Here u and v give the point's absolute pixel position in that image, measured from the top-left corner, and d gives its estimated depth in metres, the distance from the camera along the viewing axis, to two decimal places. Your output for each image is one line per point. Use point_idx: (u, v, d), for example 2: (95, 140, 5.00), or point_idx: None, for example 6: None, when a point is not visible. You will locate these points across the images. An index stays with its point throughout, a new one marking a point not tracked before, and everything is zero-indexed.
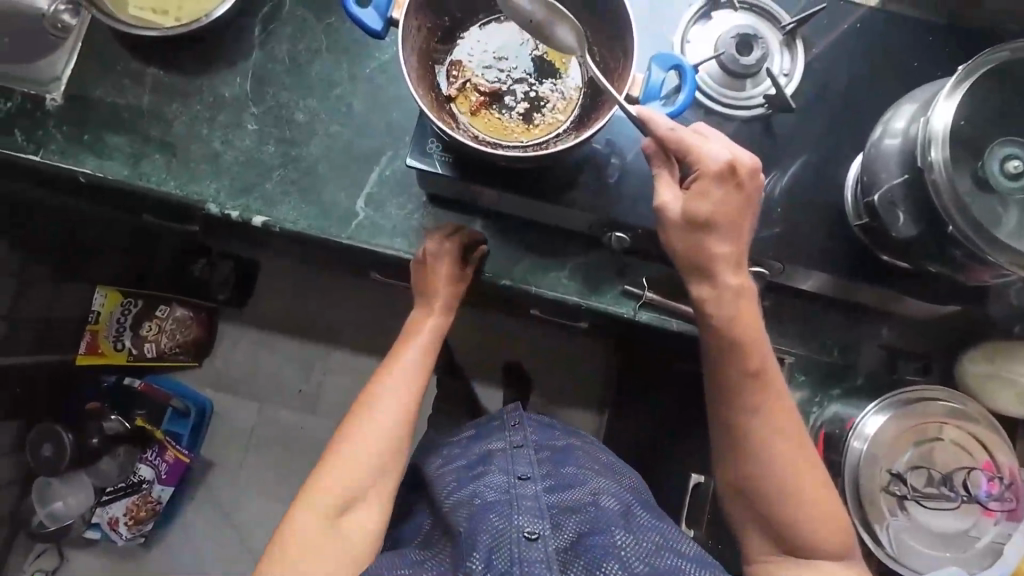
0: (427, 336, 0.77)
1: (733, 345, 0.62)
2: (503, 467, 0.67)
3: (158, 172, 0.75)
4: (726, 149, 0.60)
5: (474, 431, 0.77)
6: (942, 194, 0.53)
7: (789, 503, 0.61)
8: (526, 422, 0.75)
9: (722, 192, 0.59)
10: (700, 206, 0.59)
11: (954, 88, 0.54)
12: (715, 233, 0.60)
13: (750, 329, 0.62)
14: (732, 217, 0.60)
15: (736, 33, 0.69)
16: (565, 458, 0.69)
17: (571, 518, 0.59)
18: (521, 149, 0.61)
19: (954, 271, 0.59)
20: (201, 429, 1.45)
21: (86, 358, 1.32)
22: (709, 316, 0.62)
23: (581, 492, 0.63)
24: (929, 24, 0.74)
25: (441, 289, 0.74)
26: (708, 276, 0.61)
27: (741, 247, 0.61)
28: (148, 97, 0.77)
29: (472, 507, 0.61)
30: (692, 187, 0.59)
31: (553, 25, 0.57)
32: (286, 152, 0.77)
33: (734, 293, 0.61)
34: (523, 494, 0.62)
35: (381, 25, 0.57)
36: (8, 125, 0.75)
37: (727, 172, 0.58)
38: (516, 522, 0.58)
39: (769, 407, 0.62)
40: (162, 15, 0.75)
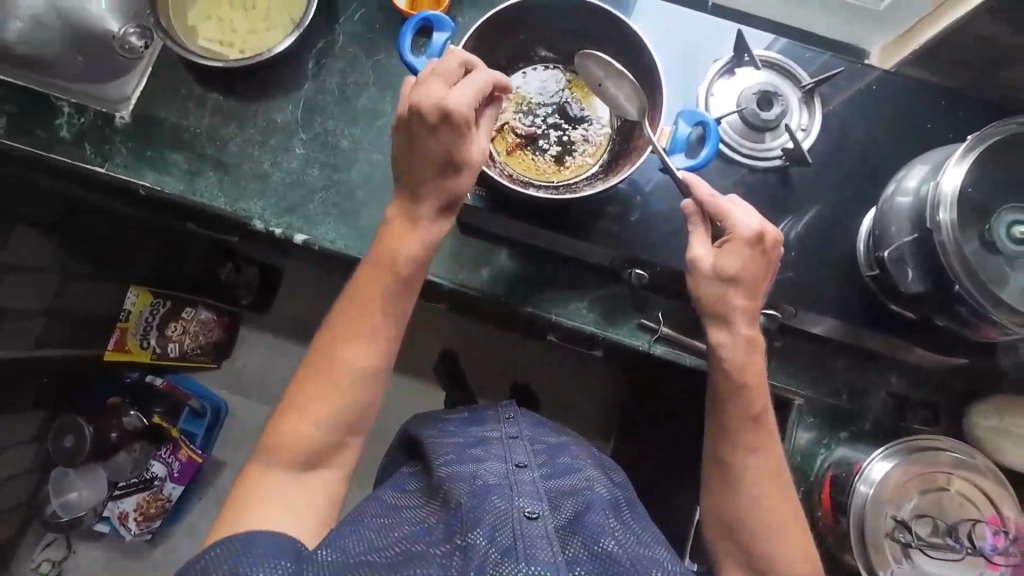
0: (406, 254, 0.63)
1: (741, 388, 0.64)
2: (501, 455, 0.65)
3: (210, 189, 0.81)
4: (755, 218, 0.64)
5: (468, 413, 0.76)
6: (949, 253, 0.56)
7: (769, 530, 0.62)
8: (519, 417, 0.74)
9: (749, 256, 0.62)
10: (729, 262, 0.63)
11: (963, 155, 0.57)
12: (737, 288, 0.63)
13: (753, 375, 0.64)
14: (755, 276, 0.63)
15: (757, 89, 0.74)
16: (559, 450, 0.69)
17: (567, 502, 0.59)
18: (552, 190, 0.66)
19: (960, 325, 0.61)
20: (214, 430, 1.49)
21: (113, 354, 1.32)
22: (720, 353, 0.64)
23: (575, 479, 0.64)
24: (942, 90, 0.78)
25: (428, 170, 0.60)
26: (726, 323, 0.64)
27: (756, 305, 0.64)
28: (208, 119, 0.84)
29: (472, 485, 0.59)
30: (725, 246, 0.63)
31: (615, 93, 0.64)
32: (329, 176, 0.82)
33: (746, 344, 0.64)
34: (521, 479, 0.61)
35: None
36: (80, 138, 0.82)
37: (756, 242, 0.62)
38: (518, 502, 0.57)
39: (767, 447, 0.65)
40: (227, 47, 0.82)
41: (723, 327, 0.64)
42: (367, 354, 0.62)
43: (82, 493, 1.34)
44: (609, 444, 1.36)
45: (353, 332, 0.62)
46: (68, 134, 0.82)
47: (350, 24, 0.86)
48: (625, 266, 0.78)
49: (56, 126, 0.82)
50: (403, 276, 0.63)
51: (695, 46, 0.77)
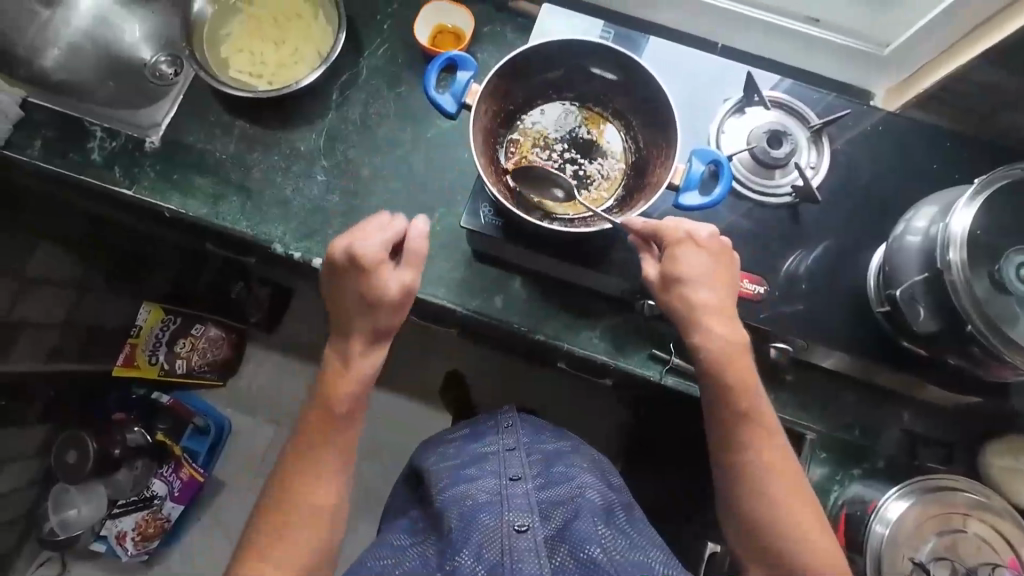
0: (351, 391, 0.69)
1: (726, 384, 0.64)
2: (496, 469, 0.69)
3: (234, 212, 0.84)
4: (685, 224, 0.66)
5: (468, 429, 0.80)
6: (962, 295, 0.57)
7: (790, 535, 0.60)
8: (517, 424, 0.76)
9: (696, 256, 0.65)
10: (678, 267, 0.64)
11: (973, 196, 0.59)
12: (693, 284, 0.64)
13: (743, 371, 0.64)
14: (711, 274, 0.65)
15: (767, 128, 0.76)
16: (556, 459, 0.72)
17: (558, 511, 0.63)
18: (567, 223, 0.68)
19: (973, 364, 0.61)
20: (217, 449, 1.48)
21: (121, 371, 1.34)
22: (706, 351, 0.64)
23: (568, 487, 0.66)
24: (947, 131, 0.80)
25: (355, 308, 0.68)
26: (696, 325, 0.65)
27: (726, 297, 0.65)
28: (234, 145, 0.87)
29: (463, 507, 0.63)
30: (666, 256, 0.65)
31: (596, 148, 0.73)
32: (349, 202, 0.85)
33: (725, 340, 0.64)
34: (514, 493, 0.65)
35: (455, 107, 0.65)
36: (110, 162, 0.85)
37: (689, 244, 0.64)
38: (508, 517, 0.61)
39: (763, 443, 0.63)
40: (257, 78, 0.86)
41: (700, 331, 0.64)
42: (328, 490, 0.66)
43: (81, 511, 1.33)
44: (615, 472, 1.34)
45: (303, 471, 0.66)
46: (99, 157, 0.85)
47: (374, 59, 0.90)
48: (637, 297, 0.77)
49: (88, 150, 0.86)
50: (351, 410, 0.69)
51: (704, 86, 0.80)
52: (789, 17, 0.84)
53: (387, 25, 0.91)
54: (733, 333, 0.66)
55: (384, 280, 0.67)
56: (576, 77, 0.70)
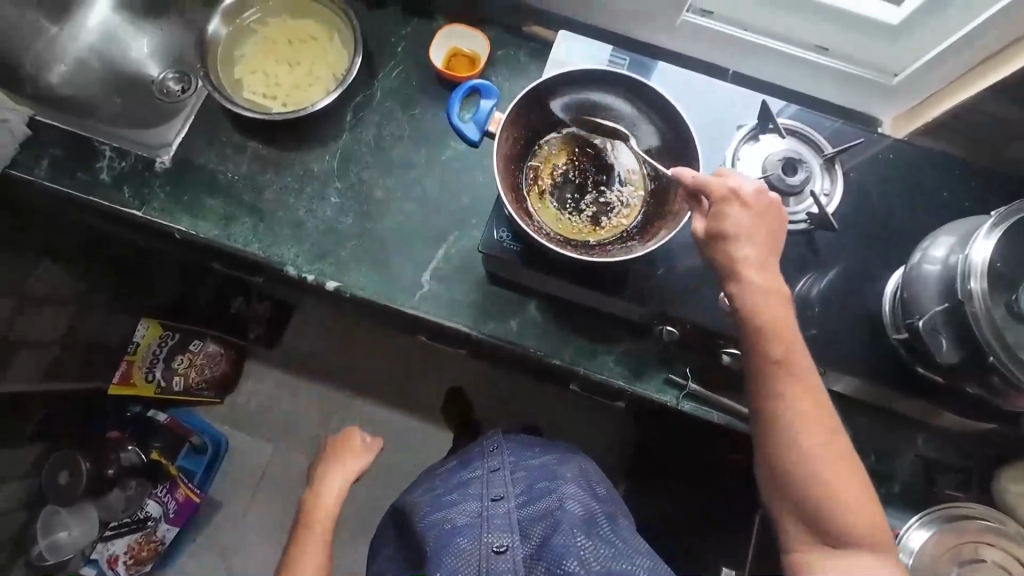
0: (319, 520, 0.96)
1: (764, 341, 0.58)
2: (479, 492, 0.79)
3: (245, 234, 0.83)
4: (732, 178, 0.61)
5: (456, 461, 0.92)
6: (983, 324, 0.58)
7: (829, 500, 0.56)
8: (500, 449, 0.88)
9: (740, 211, 0.59)
10: (721, 224, 0.59)
11: (992, 228, 0.60)
12: (735, 239, 0.59)
13: (787, 329, 0.58)
14: (754, 225, 0.59)
15: (783, 155, 0.76)
16: (538, 475, 0.81)
17: (538, 527, 0.72)
18: (589, 252, 0.68)
19: (993, 394, 0.62)
20: (214, 467, 1.46)
21: (117, 389, 1.31)
22: (745, 306, 0.58)
23: (549, 500, 0.74)
24: (956, 159, 0.81)
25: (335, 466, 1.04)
26: (735, 280, 0.59)
27: (767, 249, 0.59)
28: (246, 166, 0.86)
29: (442, 530, 0.75)
30: (711, 212, 0.60)
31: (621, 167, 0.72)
32: (363, 225, 0.84)
33: (764, 293, 0.58)
34: (496, 512, 0.75)
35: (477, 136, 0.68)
36: (119, 181, 0.84)
37: (735, 202, 0.59)
38: (487, 539, 0.71)
39: (807, 404, 0.57)
40: (271, 99, 0.86)
41: (740, 288, 0.58)
42: None
43: (72, 533, 1.23)
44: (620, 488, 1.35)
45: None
46: (108, 177, 0.84)
47: (388, 80, 0.90)
48: (655, 322, 0.77)
49: (97, 170, 0.84)
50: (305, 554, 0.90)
51: (715, 118, 0.82)
52: (798, 46, 0.86)
53: (401, 47, 0.90)
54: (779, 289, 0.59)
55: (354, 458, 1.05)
56: (593, 108, 0.71)
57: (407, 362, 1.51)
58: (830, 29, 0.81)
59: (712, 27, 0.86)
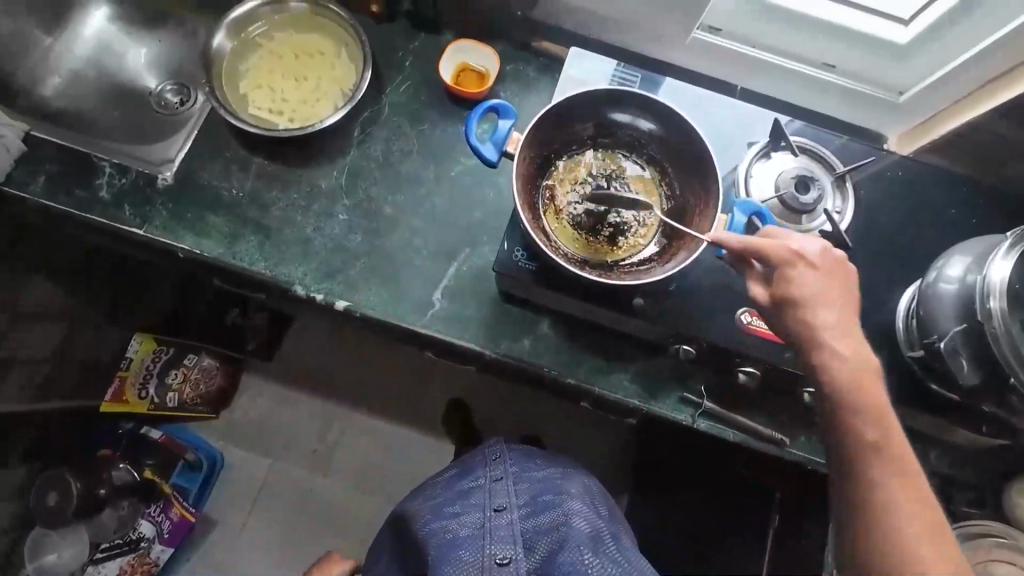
0: None
1: (853, 409, 0.56)
2: (481, 503, 0.78)
3: (251, 252, 0.81)
4: (794, 239, 0.61)
5: (458, 469, 0.89)
6: (1003, 343, 0.58)
7: None
8: (504, 457, 0.86)
9: (813, 273, 0.59)
10: (790, 288, 0.58)
11: (1009, 249, 0.60)
12: (810, 302, 0.58)
13: (873, 396, 0.56)
14: (826, 288, 0.59)
15: (795, 173, 0.77)
16: (542, 488, 0.80)
17: (543, 541, 0.71)
18: (606, 273, 0.67)
19: (1009, 413, 0.62)
20: (210, 482, 1.39)
21: (109, 407, 1.25)
22: (826, 371, 0.57)
23: (555, 514, 0.73)
24: (962, 176, 0.82)
25: None
26: (815, 346, 0.58)
27: (844, 314, 0.59)
28: (251, 183, 0.84)
29: (443, 539, 0.74)
30: (778, 276, 0.59)
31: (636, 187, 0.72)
32: (372, 242, 0.83)
33: (845, 359, 0.57)
34: (499, 523, 0.74)
35: (497, 156, 0.68)
36: (120, 199, 0.81)
37: (803, 264, 0.59)
38: (490, 550, 0.70)
39: (903, 480, 0.53)
40: (277, 115, 0.84)
41: (823, 354, 0.57)
42: None
43: (61, 555, 1.19)
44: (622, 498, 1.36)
45: None
46: (107, 195, 0.81)
47: (395, 95, 0.88)
48: (671, 341, 0.76)
49: (96, 187, 0.82)
50: None
51: (726, 134, 0.82)
52: (806, 63, 0.86)
53: (408, 62, 0.89)
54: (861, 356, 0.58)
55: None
56: (609, 127, 0.71)
57: (408, 376, 1.48)
58: (838, 48, 0.82)
59: (722, 45, 0.86)
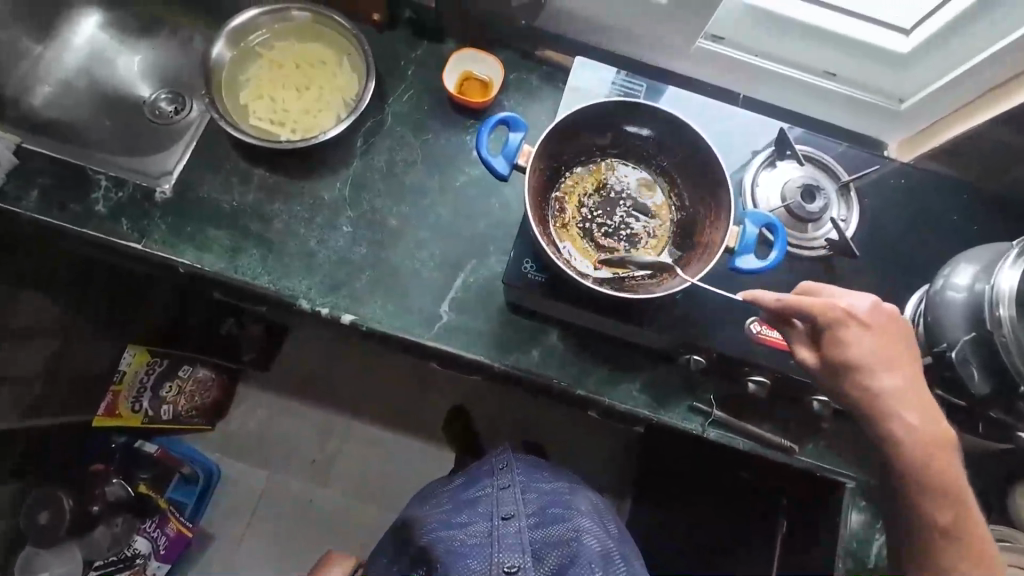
0: None
1: (914, 471, 0.61)
2: (489, 511, 0.76)
3: (254, 266, 0.79)
4: (842, 301, 0.63)
5: (465, 476, 0.85)
6: (1013, 351, 0.59)
7: None
8: (512, 466, 0.81)
9: (868, 335, 0.62)
10: (845, 353, 0.62)
11: (1016, 258, 0.62)
12: (871, 367, 0.61)
13: (938, 454, 0.61)
14: (879, 348, 0.62)
15: (801, 182, 0.78)
16: (552, 500, 0.77)
17: (552, 554, 0.72)
18: (618, 285, 0.68)
19: (1016, 419, 0.63)
20: (206, 496, 1.36)
21: (102, 421, 1.24)
22: (894, 434, 0.61)
23: (564, 527, 0.74)
24: (961, 183, 0.83)
25: None
26: (873, 412, 0.62)
27: (897, 371, 0.62)
28: (253, 195, 0.82)
29: (452, 546, 0.74)
30: (829, 342, 0.62)
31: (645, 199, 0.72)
32: (377, 254, 0.82)
33: (902, 422, 0.61)
34: (507, 531, 0.73)
35: (507, 169, 0.67)
36: (117, 213, 0.79)
37: (854, 325, 0.62)
38: (498, 558, 0.70)
39: (961, 527, 0.61)
40: (280, 126, 0.84)
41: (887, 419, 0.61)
42: None
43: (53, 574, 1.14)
44: (625, 502, 1.37)
45: None
46: (104, 209, 0.79)
47: (398, 105, 0.87)
48: (681, 351, 0.76)
49: (92, 201, 0.80)
50: None
51: (733, 142, 0.82)
52: (807, 71, 0.87)
53: (411, 71, 0.88)
54: (921, 410, 0.62)
55: None
56: (617, 140, 0.72)
57: (409, 384, 1.47)
58: (839, 55, 0.83)
59: (725, 53, 0.86)
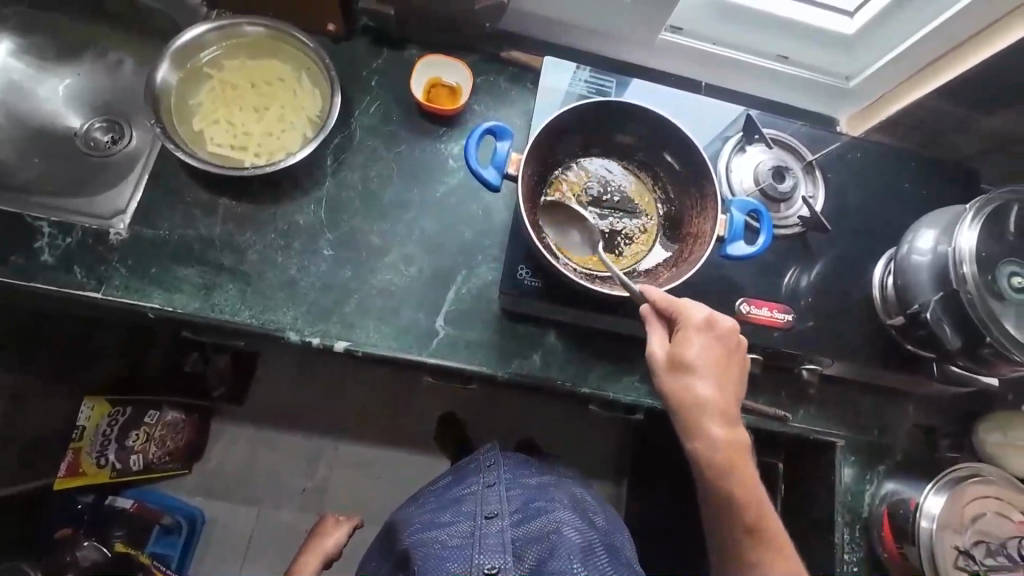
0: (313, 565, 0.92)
1: (725, 483, 0.60)
2: (473, 511, 0.75)
3: (232, 302, 0.74)
4: (701, 311, 0.63)
5: (454, 476, 0.87)
6: (977, 305, 0.65)
7: None
8: (498, 464, 0.84)
9: (708, 343, 0.62)
10: (687, 359, 0.61)
11: (972, 220, 0.67)
12: (698, 373, 0.61)
13: (742, 464, 0.61)
14: (716, 359, 0.62)
15: (772, 165, 0.82)
16: (534, 497, 0.76)
17: (531, 549, 0.67)
18: (615, 282, 0.69)
19: (979, 365, 0.69)
20: (191, 545, 1.28)
21: (65, 482, 1.11)
22: (703, 446, 0.60)
23: (544, 521, 0.70)
24: (908, 152, 0.90)
25: (315, 557, 0.93)
26: (695, 425, 0.61)
27: (724, 388, 0.62)
28: (220, 227, 0.77)
29: (429, 550, 0.70)
30: (678, 345, 0.62)
31: (633, 195, 0.74)
32: (362, 275, 0.79)
33: (721, 436, 0.61)
34: (489, 532, 0.71)
35: (499, 179, 0.67)
36: (67, 262, 0.72)
37: (698, 335, 0.62)
38: (478, 560, 0.66)
39: (766, 537, 0.61)
40: (241, 150, 0.79)
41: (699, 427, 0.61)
42: None
43: None
44: (621, 485, 1.41)
45: None
46: (51, 258, 0.72)
47: (366, 117, 0.84)
48: None
49: (36, 251, 0.72)
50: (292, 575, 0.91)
51: (704, 131, 0.85)
52: (761, 56, 0.90)
53: (375, 81, 0.85)
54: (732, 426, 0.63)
55: (335, 535, 0.97)
56: (595, 141, 0.74)
57: (397, 398, 1.44)
58: (789, 40, 0.87)
59: (685, 44, 0.89)
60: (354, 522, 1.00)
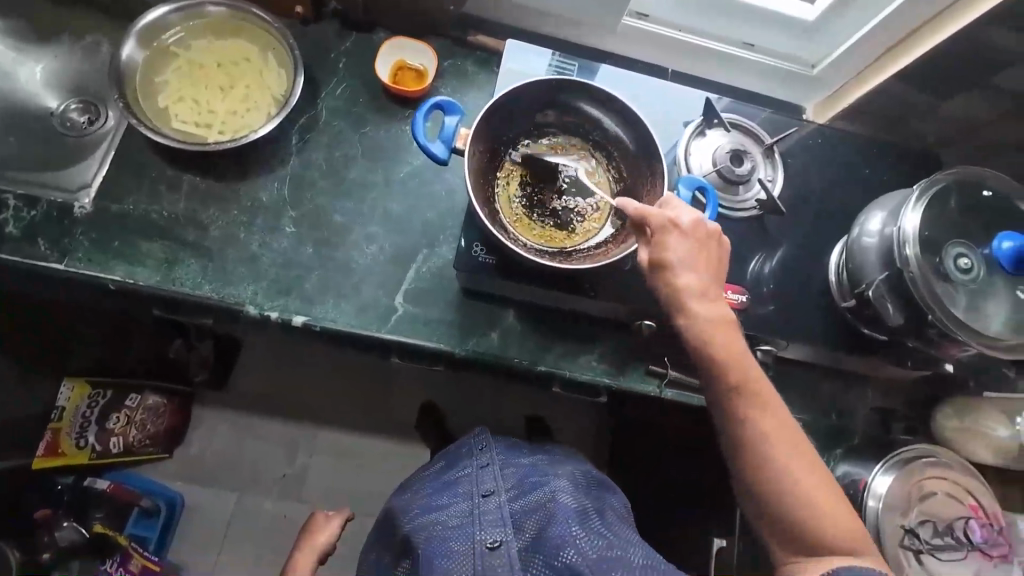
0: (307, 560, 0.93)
1: (714, 363, 0.60)
2: (471, 490, 0.75)
3: (193, 277, 0.75)
4: (673, 210, 0.64)
5: (446, 460, 0.87)
6: (920, 284, 0.65)
7: (815, 507, 0.56)
8: (490, 446, 0.83)
9: (680, 236, 0.63)
10: (664, 253, 0.62)
11: (917, 202, 0.68)
12: (675, 267, 0.62)
13: (730, 344, 0.61)
14: (690, 249, 0.63)
15: (729, 148, 0.83)
16: (528, 473, 0.77)
17: (531, 520, 0.68)
18: (566, 258, 0.70)
19: (928, 345, 0.70)
20: (170, 529, 1.29)
21: (41, 463, 1.13)
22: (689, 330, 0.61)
23: (541, 493, 0.71)
24: (873, 139, 0.90)
25: (306, 552, 0.94)
26: (679, 312, 0.62)
27: (703, 274, 0.63)
28: (183, 204, 0.78)
29: (430, 532, 0.71)
30: (655, 242, 0.63)
31: (587, 172, 0.75)
32: (324, 253, 0.80)
33: (704, 318, 0.61)
34: (488, 509, 0.71)
35: (446, 154, 0.68)
36: (30, 235, 0.74)
37: (674, 230, 0.63)
38: (479, 536, 0.66)
39: (763, 413, 0.59)
40: (205, 128, 0.80)
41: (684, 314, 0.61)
42: None
43: None
44: None
45: None
46: (14, 231, 0.73)
47: (332, 99, 0.85)
48: (634, 318, 0.80)
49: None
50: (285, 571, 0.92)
51: (664, 115, 0.86)
52: (726, 42, 0.92)
53: (342, 63, 0.87)
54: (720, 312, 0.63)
55: (326, 530, 0.98)
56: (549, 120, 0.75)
57: (376, 385, 1.45)
58: (752, 28, 0.88)
59: (650, 30, 0.90)
60: (347, 514, 1.02)
